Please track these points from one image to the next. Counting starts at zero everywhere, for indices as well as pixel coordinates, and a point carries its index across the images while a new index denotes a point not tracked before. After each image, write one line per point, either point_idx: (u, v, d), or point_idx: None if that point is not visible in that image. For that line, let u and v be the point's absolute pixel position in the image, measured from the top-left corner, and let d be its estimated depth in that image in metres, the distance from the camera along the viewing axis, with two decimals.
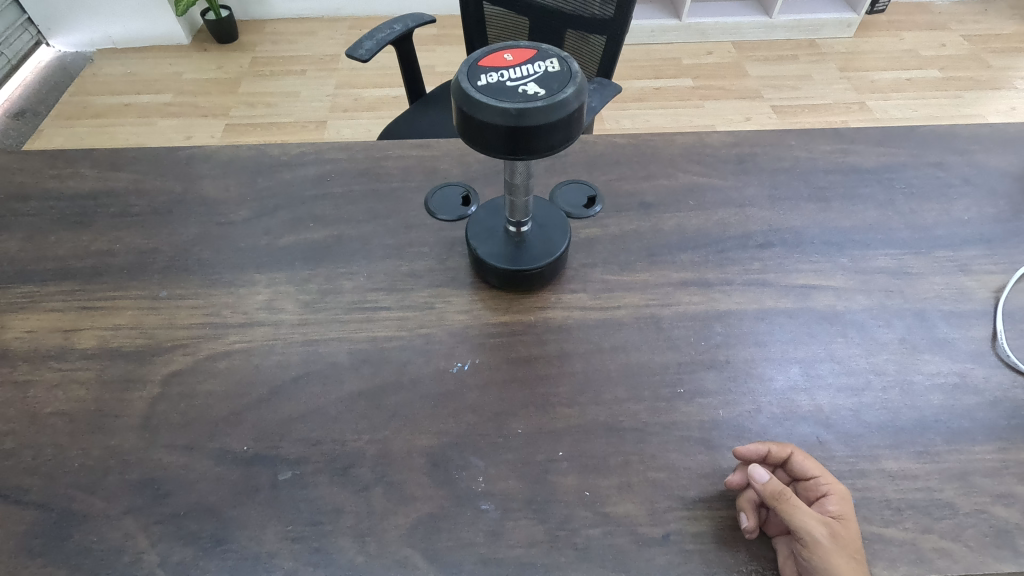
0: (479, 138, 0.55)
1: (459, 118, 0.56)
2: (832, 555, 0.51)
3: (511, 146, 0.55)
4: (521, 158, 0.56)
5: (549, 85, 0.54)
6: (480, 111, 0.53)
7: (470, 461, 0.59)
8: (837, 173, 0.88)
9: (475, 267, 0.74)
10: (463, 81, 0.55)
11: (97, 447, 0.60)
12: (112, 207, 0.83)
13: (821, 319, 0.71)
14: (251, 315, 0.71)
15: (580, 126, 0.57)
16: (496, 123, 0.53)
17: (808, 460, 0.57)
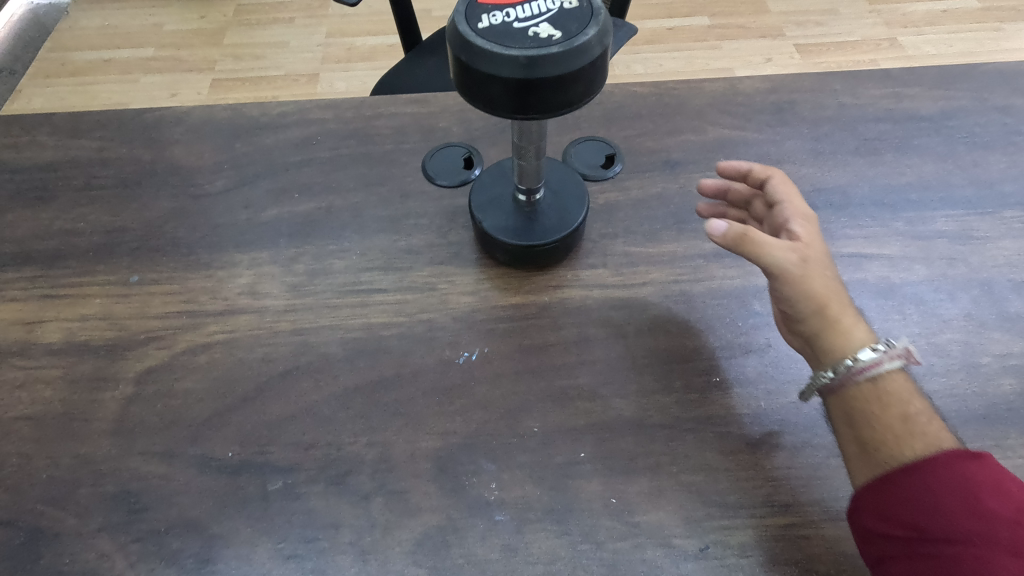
0: (482, 94, 0.46)
1: (457, 70, 0.46)
2: (801, 278, 0.52)
3: (521, 104, 0.46)
4: (534, 117, 0.47)
5: (566, 26, 0.44)
6: (483, 61, 0.44)
7: (480, 465, 0.53)
8: (889, 121, 0.78)
9: (480, 240, 0.66)
10: (460, 24, 0.45)
11: (66, 456, 0.54)
12: (75, 179, 0.74)
13: (874, 294, 0.63)
14: (232, 302, 0.64)
15: (603, 75, 0.47)
16: (504, 76, 0.44)
17: (783, 185, 0.60)
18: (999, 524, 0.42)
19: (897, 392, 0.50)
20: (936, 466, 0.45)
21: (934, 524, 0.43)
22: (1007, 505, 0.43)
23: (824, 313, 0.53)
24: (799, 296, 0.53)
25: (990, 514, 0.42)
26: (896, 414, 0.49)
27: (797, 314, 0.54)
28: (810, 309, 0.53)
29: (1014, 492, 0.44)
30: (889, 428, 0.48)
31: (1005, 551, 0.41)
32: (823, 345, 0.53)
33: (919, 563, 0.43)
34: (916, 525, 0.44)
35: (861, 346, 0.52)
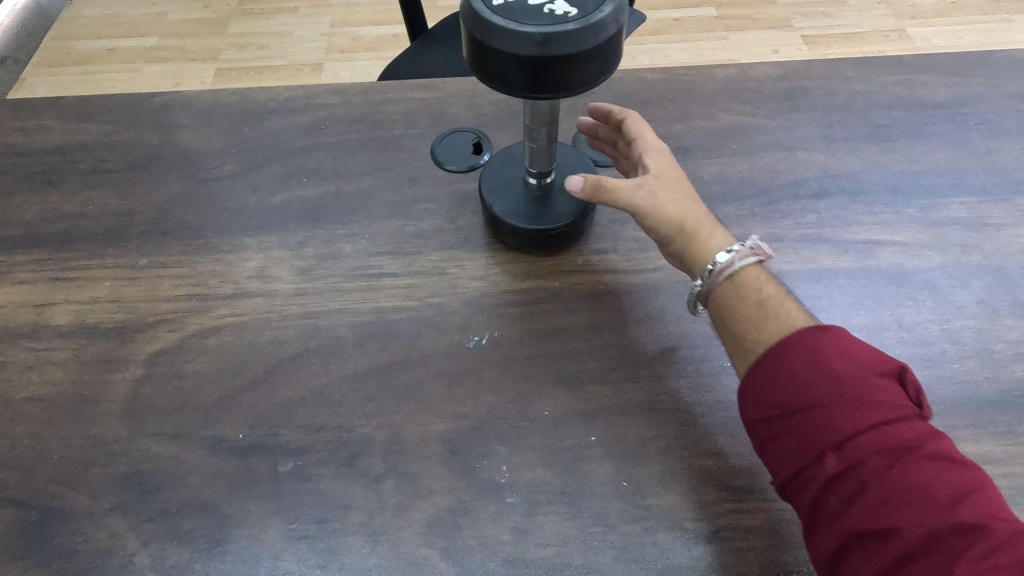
0: (496, 73, 0.45)
1: (471, 48, 0.46)
2: (656, 209, 0.55)
3: (535, 83, 0.45)
4: (548, 96, 0.47)
5: (582, 4, 0.44)
6: (498, 39, 0.43)
7: (491, 448, 0.53)
8: (902, 108, 0.77)
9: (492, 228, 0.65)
10: (475, 1, 0.44)
11: (77, 437, 0.54)
12: (83, 162, 0.74)
13: (886, 281, 0.62)
14: (241, 285, 0.63)
15: (619, 54, 0.47)
16: (518, 54, 0.43)
17: (632, 121, 0.62)
18: (846, 383, 0.45)
19: (750, 282, 0.54)
20: (789, 343, 0.48)
21: (794, 397, 0.46)
22: (851, 365, 0.46)
23: (683, 232, 0.55)
24: (662, 227, 0.55)
25: (836, 375, 0.46)
26: (752, 301, 0.52)
27: (663, 241, 0.57)
28: (672, 233, 0.56)
29: (857, 351, 0.47)
30: (747, 318, 0.52)
31: (853, 406, 0.44)
32: (687, 259, 0.56)
33: (788, 437, 0.46)
34: (780, 402, 0.47)
35: (719, 249, 0.55)
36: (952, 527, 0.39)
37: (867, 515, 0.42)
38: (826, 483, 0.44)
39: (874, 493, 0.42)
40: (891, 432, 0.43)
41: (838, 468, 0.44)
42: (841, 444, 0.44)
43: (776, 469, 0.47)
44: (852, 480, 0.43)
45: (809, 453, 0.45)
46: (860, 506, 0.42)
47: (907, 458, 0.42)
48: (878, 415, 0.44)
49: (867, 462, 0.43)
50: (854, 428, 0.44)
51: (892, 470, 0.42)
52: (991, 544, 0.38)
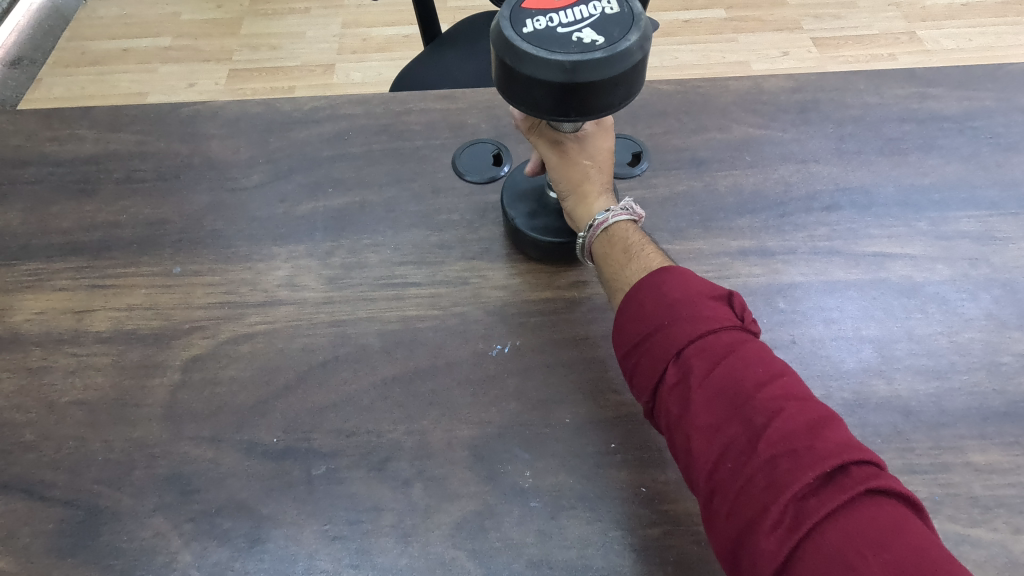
0: (524, 96, 0.47)
1: (500, 72, 0.48)
2: (558, 164, 0.63)
3: (562, 106, 0.47)
4: (574, 119, 0.49)
5: (608, 31, 0.46)
6: (528, 65, 0.45)
7: (515, 454, 0.55)
8: (913, 121, 0.78)
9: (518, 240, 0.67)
10: (505, 28, 0.46)
11: (120, 440, 0.57)
12: (116, 172, 0.77)
13: (897, 293, 0.64)
14: (272, 293, 0.66)
15: (641, 79, 0.49)
16: (548, 79, 0.45)
17: None
18: (680, 305, 0.52)
19: (619, 234, 0.61)
20: (641, 279, 0.55)
21: (644, 323, 0.53)
22: (687, 291, 0.52)
23: (575, 189, 0.63)
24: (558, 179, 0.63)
25: (673, 299, 0.52)
26: (619, 247, 0.60)
27: (558, 193, 0.64)
28: (566, 188, 0.63)
29: (694, 279, 0.54)
30: (615, 262, 0.59)
31: (685, 321, 0.51)
32: (575, 210, 0.63)
33: (643, 360, 0.52)
34: (634, 334, 0.53)
35: (600, 209, 0.62)
36: (761, 412, 0.45)
37: (698, 414, 0.47)
38: (669, 392, 0.49)
39: (703, 393, 0.47)
40: (714, 340, 0.49)
41: (676, 376, 0.49)
42: (678, 357, 0.50)
43: (638, 393, 0.52)
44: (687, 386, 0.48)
45: (657, 370, 0.51)
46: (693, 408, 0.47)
47: (726, 360, 0.48)
48: (703, 325, 0.50)
49: (694, 368, 0.48)
50: (685, 340, 0.50)
51: (715, 371, 0.48)
52: (792, 422, 0.43)
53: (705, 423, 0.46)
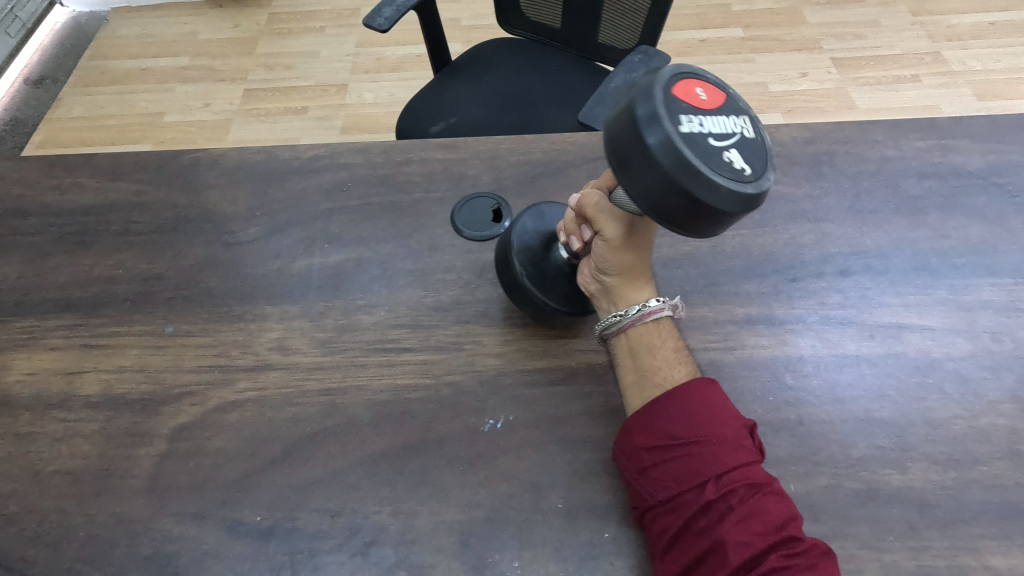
0: (655, 199, 0.46)
1: (636, 165, 0.46)
2: (616, 250, 0.59)
3: (669, 210, 0.46)
4: (669, 227, 0.48)
5: (751, 161, 0.46)
6: (682, 177, 0.44)
7: (504, 542, 0.53)
8: (934, 177, 0.75)
9: (517, 295, 0.64)
10: (666, 126, 0.44)
11: (102, 514, 0.56)
12: (114, 224, 0.76)
13: (912, 369, 0.61)
14: (263, 357, 0.65)
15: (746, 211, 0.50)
16: (685, 189, 0.44)
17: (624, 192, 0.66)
18: (726, 428, 0.52)
19: (661, 331, 0.59)
20: (686, 384, 0.55)
21: (685, 431, 0.53)
22: (730, 415, 0.53)
23: (624, 276, 0.60)
24: (608, 263, 0.59)
25: (719, 420, 0.53)
26: (664, 343, 0.59)
27: (601, 272, 0.60)
28: (616, 273, 0.60)
29: (732, 404, 0.55)
30: (658, 357, 0.58)
31: (730, 445, 0.51)
32: (613, 293, 0.60)
33: (674, 465, 0.52)
34: (675, 440, 0.53)
35: (647, 296, 0.60)
36: (787, 547, 0.47)
37: (729, 532, 0.47)
38: (700, 505, 0.49)
39: (737, 513, 0.48)
40: (753, 469, 0.51)
41: (713, 494, 0.50)
42: (718, 476, 0.50)
43: (653, 492, 0.51)
44: (722, 506, 0.49)
45: (690, 480, 0.51)
46: (724, 527, 0.48)
47: (762, 491, 0.49)
48: (746, 455, 0.51)
49: (736, 491, 0.49)
50: (728, 463, 0.51)
51: (750, 498, 0.49)
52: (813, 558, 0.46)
53: (734, 541, 0.47)
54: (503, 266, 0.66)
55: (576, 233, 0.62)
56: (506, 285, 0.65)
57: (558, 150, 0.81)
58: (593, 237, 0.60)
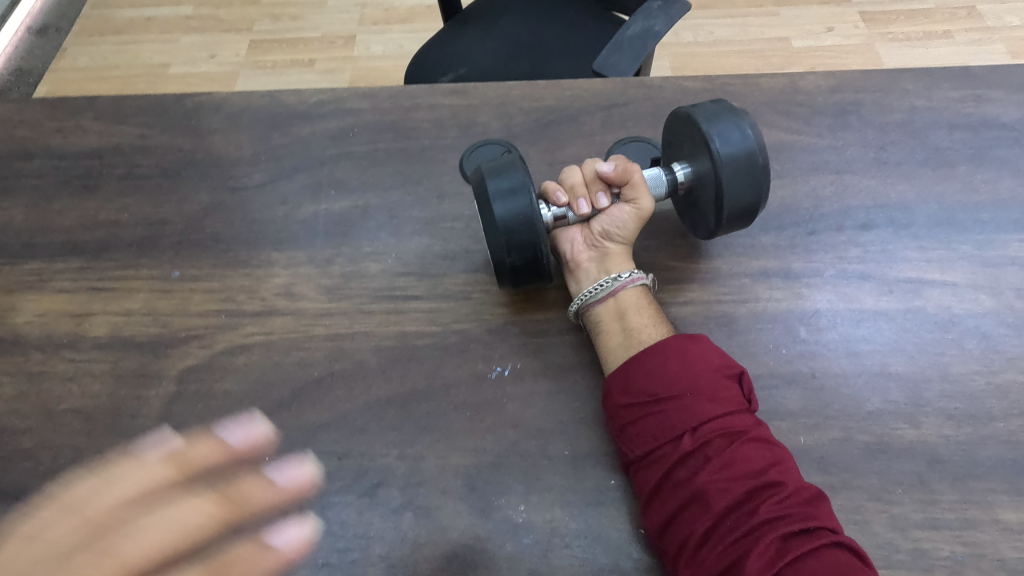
0: (736, 179, 0.59)
1: (763, 162, 0.60)
2: (637, 223, 0.62)
3: (735, 205, 0.60)
4: (721, 199, 0.59)
5: None
6: (759, 175, 0.60)
7: (509, 486, 0.54)
8: (965, 128, 0.71)
9: (520, 239, 0.58)
10: (762, 145, 0.60)
11: (114, 452, 0.57)
12: (119, 167, 0.75)
13: (931, 325, 0.59)
14: (270, 302, 0.64)
15: (747, 224, 0.62)
16: (758, 182, 0.60)
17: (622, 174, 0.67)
18: (702, 380, 0.52)
19: (646, 296, 0.60)
20: (664, 341, 0.55)
21: (662, 387, 0.52)
22: (707, 367, 0.53)
23: (626, 248, 0.63)
24: (623, 233, 0.62)
25: (696, 373, 0.52)
26: (646, 306, 0.59)
27: (610, 239, 0.62)
28: (623, 243, 0.63)
29: (712, 355, 0.54)
30: (641, 319, 0.58)
31: (706, 397, 0.51)
32: (608, 262, 0.62)
33: (652, 421, 0.51)
34: (650, 396, 0.52)
35: (622, 269, 0.61)
36: (767, 490, 0.46)
37: (708, 481, 0.47)
38: (677, 458, 0.49)
39: (715, 463, 0.48)
40: (731, 418, 0.50)
41: (689, 446, 0.49)
42: (694, 428, 0.50)
43: (633, 447, 0.51)
44: (700, 457, 0.49)
45: (668, 435, 0.50)
46: (702, 477, 0.48)
47: (740, 439, 0.49)
48: (723, 406, 0.51)
49: (712, 442, 0.49)
50: (704, 414, 0.50)
51: (727, 447, 0.49)
52: (794, 499, 0.46)
53: (714, 490, 0.47)
54: (506, 204, 0.58)
55: (593, 197, 0.62)
56: (508, 226, 0.58)
57: (571, 97, 0.78)
58: (617, 206, 0.63)
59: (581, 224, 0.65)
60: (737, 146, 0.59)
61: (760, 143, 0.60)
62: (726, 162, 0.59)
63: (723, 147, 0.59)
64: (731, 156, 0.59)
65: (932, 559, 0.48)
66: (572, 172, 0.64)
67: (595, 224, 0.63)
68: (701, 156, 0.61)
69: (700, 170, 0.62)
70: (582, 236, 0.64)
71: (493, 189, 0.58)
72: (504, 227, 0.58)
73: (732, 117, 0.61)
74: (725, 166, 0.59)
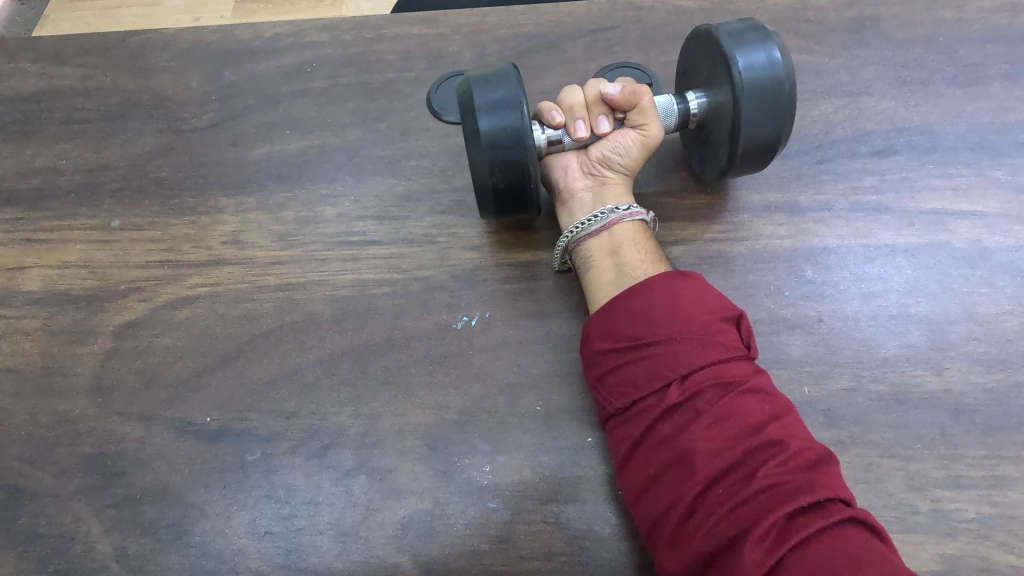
0: (758, 111, 0.50)
1: (792, 90, 0.51)
2: (643, 153, 0.55)
3: (752, 140, 0.51)
4: (738, 134, 0.51)
5: None
6: (786, 106, 0.51)
7: (474, 445, 0.48)
8: (1000, 42, 0.63)
9: (507, 157, 0.50)
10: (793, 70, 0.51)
11: (44, 413, 0.52)
12: (57, 111, 0.69)
13: (958, 260, 0.52)
14: (216, 251, 0.58)
15: (766, 163, 0.54)
16: (783, 115, 0.51)
17: None
18: (694, 323, 0.43)
19: (645, 232, 0.53)
20: (652, 278, 0.47)
21: (646, 331, 0.44)
22: (702, 309, 0.44)
23: (626, 180, 0.56)
24: (626, 163, 0.55)
25: (688, 315, 0.44)
26: (645, 243, 0.52)
27: (610, 168, 0.55)
28: (624, 174, 0.55)
29: (709, 296, 0.45)
30: (637, 256, 0.51)
31: (698, 342, 0.42)
32: (606, 193, 0.55)
33: (634, 369, 0.43)
34: (633, 342, 0.44)
35: (620, 202, 0.54)
36: (767, 452, 0.38)
37: (696, 439, 0.39)
38: (661, 411, 0.41)
39: (705, 418, 0.40)
40: (728, 367, 0.42)
41: (675, 398, 0.41)
42: (682, 378, 0.42)
43: (612, 400, 0.44)
44: (688, 411, 0.41)
45: (651, 385, 0.42)
46: (689, 435, 0.39)
47: (737, 391, 0.41)
48: (718, 352, 0.42)
49: (703, 393, 0.41)
50: (696, 362, 0.42)
51: (722, 400, 0.40)
52: (799, 464, 0.37)
53: (702, 449, 0.39)
54: (494, 118, 0.50)
55: (594, 121, 0.54)
56: (495, 142, 0.50)
57: (552, 22, 0.70)
58: (622, 132, 0.55)
59: (577, 149, 0.56)
60: (762, 71, 0.50)
61: (789, 70, 0.51)
62: (748, 89, 0.50)
63: (746, 71, 0.50)
64: (755, 83, 0.50)
65: (954, 522, 0.42)
66: (572, 90, 0.55)
67: (594, 150, 0.55)
68: (719, 82, 0.52)
69: (715, 99, 0.53)
70: (578, 162, 0.56)
71: (481, 100, 0.50)
72: (490, 143, 0.50)
73: (762, 37, 0.51)
74: (746, 95, 0.50)
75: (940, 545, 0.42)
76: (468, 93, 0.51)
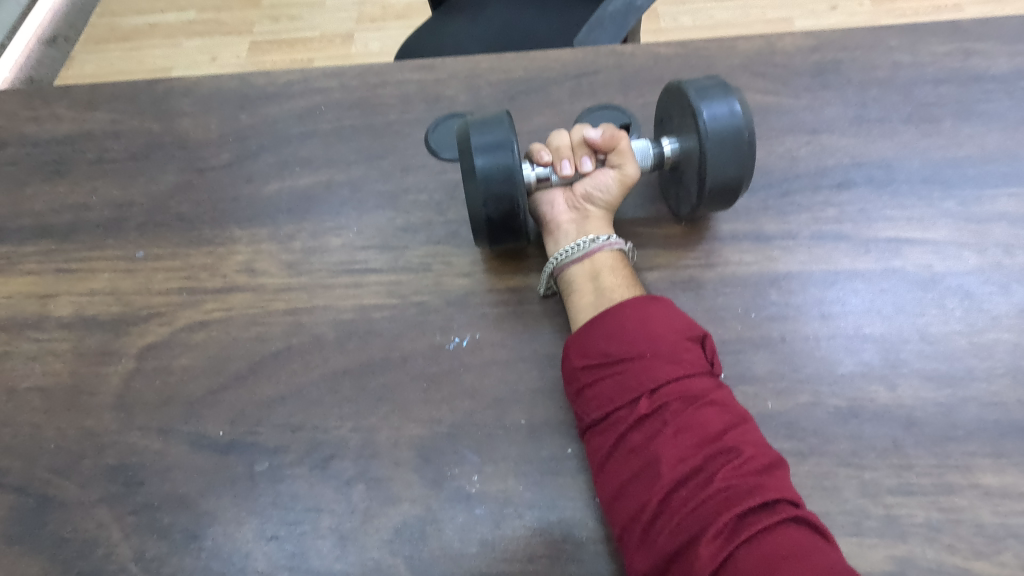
0: (721, 156, 0.56)
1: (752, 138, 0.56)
2: (622, 189, 0.60)
3: (718, 181, 0.56)
4: (704, 177, 0.56)
5: None
6: (747, 152, 0.56)
7: (463, 456, 0.52)
8: (952, 83, 0.68)
9: (498, 192, 0.56)
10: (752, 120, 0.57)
11: (72, 428, 0.56)
12: (88, 152, 0.75)
13: (911, 284, 0.56)
14: (230, 279, 0.64)
15: (731, 203, 0.59)
16: (745, 160, 0.56)
17: None
18: (662, 342, 0.48)
19: (623, 260, 0.58)
20: (626, 301, 0.51)
21: (619, 349, 0.48)
22: (670, 330, 0.49)
23: (607, 214, 0.61)
24: (606, 199, 0.60)
25: (657, 334, 0.48)
26: (622, 270, 0.57)
27: (592, 203, 0.60)
28: (605, 209, 0.60)
29: (677, 317, 0.50)
30: (615, 282, 0.56)
31: (666, 359, 0.47)
32: (589, 225, 0.60)
33: (608, 384, 0.48)
34: (608, 359, 0.49)
35: (601, 232, 0.59)
36: (725, 458, 0.42)
37: (662, 446, 0.43)
38: (632, 422, 0.45)
39: (671, 427, 0.44)
40: (692, 381, 0.46)
41: (644, 409, 0.45)
42: (651, 391, 0.46)
43: (588, 412, 0.48)
44: (656, 422, 0.45)
45: (624, 398, 0.47)
46: (656, 443, 0.44)
47: (700, 404, 0.45)
48: (683, 368, 0.47)
49: (669, 405, 0.45)
50: (663, 377, 0.46)
51: (686, 411, 0.45)
52: (752, 468, 0.41)
53: (668, 455, 0.43)
54: (487, 157, 0.55)
55: (578, 161, 0.60)
56: (487, 178, 0.55)
57: (540, 68, 0.76)
58: (603, 171, 0.60)
59: (563, 186, 0.62)
60: (725, 120, 0.56)
61: (749, 120, 0.56)
62: (712, 137, 0.55)
63: (711, 121, 0.55)
64: (718, 131, 0.55)
65: (904, 526, 0.46)
66: (559, 133, 0.61)
67: (578, 187, 0.60)
68: (688, 130, 0.58)
69: (685, 145, 0.58)
70: (563, 197, 0.61)
71: (476, 142, 0.56)
72: (483, 180, 0.55)
73: (724, 91, 0.57)
74: (711, 142, 0.55)
75: (891, 547, 0.45)
76: (465, 136, 0.57)
